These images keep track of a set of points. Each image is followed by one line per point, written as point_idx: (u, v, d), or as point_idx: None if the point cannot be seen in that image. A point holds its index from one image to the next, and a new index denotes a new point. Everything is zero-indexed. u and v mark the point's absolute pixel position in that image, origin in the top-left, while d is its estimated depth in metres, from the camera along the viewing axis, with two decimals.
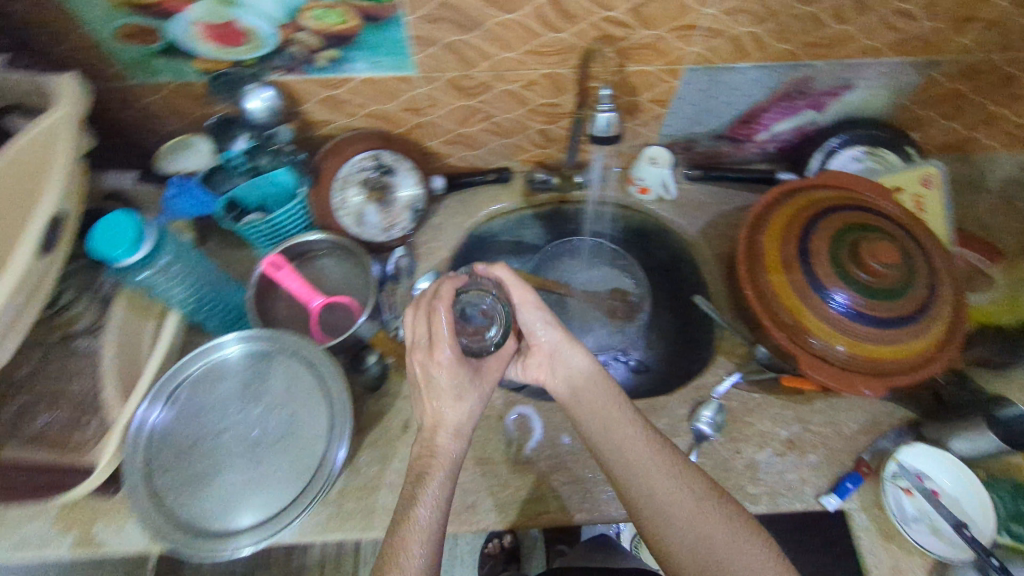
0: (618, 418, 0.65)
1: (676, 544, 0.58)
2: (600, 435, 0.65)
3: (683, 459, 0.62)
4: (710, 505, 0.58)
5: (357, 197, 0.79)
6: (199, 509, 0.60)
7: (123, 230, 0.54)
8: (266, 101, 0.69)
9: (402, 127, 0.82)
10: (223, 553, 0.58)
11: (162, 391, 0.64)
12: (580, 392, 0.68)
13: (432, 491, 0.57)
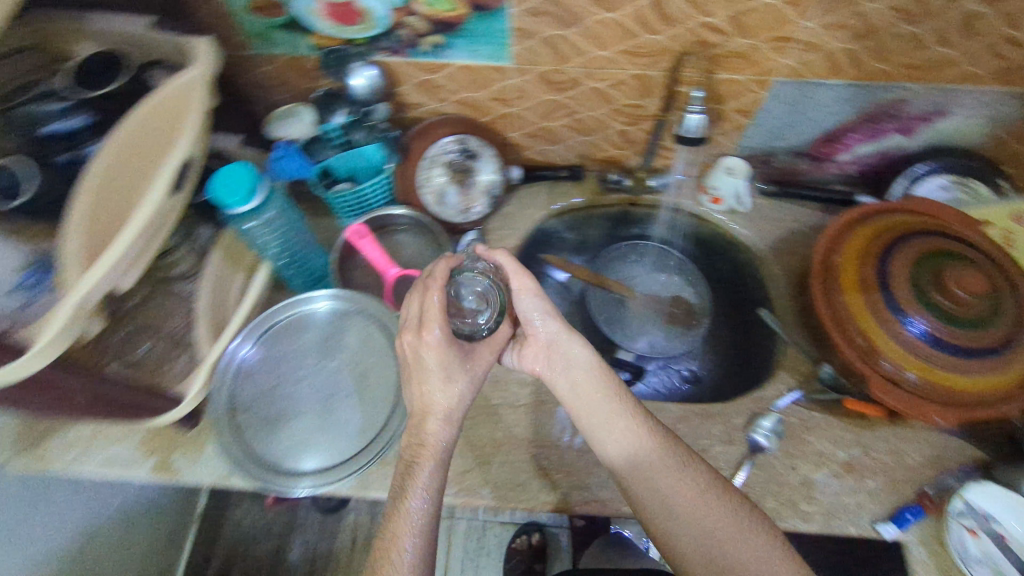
0: (618, 414, 0.65)
1: (683, 538, 0.61)
2: (598, 429, 0.65)
3: (687, 457, 0.63)
4: (715, 504, 0.60)
5: (440, 178, 0.83)
6: (270, 443, 0.66)
7: (241, 182, 0.58)
8: (368, 79, 0.74)
9: (487, 116, 0.86)
10: (284, 489, 0.63)
11: (254, 331, 0.71)
12: (577, 386, 0.67)
13: (422, 480, 0.59)
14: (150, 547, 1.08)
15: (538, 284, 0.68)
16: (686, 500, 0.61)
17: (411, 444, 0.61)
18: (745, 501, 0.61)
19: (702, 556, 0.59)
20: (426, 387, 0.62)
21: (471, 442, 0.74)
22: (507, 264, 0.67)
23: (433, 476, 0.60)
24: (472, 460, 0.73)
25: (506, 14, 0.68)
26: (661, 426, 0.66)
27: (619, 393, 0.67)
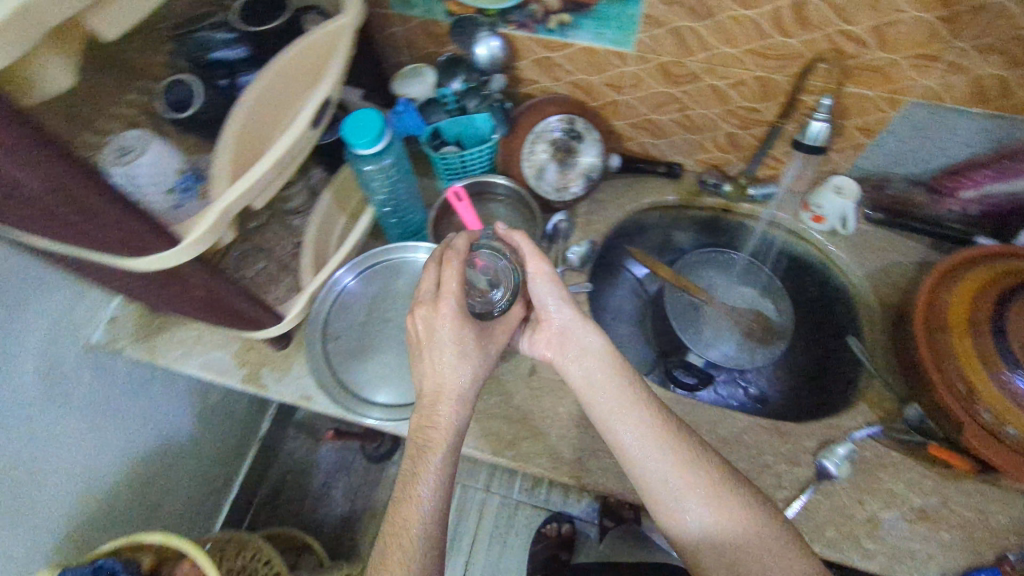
0: (630, 405, 0.62)
1: (694, 534, 0.59)
2: (613, 421, 0.62)
3: (700, 454, 0.60)
4: (732, 503, 0.58)
5: (543, 154, 0.81)
6: (353, 368, 0.74)
7: (371, 124, 0.63)
8: (491, 50, 0.74)
9: (597, 101, 0.82)
10: (356, 412, 0.71)
11: (357, 265, 0.79)
12: (591, 373, 0.64)
13: (434, 467, 0.58)
14: (215, 454, 1.22)
15: (553, 268, 0.66)
16: (699, 499, 0.58)
17: (420, 436, 0.60)
18: (763, 500, 0.59)
19: (718, 551, 0.58)
20: (439, 372, 0.61)
21: (533, 412, 0.76)
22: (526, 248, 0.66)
23: (449, 462, 0.59)
24: (531, 430, 0.75)
25: None
26: (673, 420, 0.62)
27: (631, 383, 0.64)
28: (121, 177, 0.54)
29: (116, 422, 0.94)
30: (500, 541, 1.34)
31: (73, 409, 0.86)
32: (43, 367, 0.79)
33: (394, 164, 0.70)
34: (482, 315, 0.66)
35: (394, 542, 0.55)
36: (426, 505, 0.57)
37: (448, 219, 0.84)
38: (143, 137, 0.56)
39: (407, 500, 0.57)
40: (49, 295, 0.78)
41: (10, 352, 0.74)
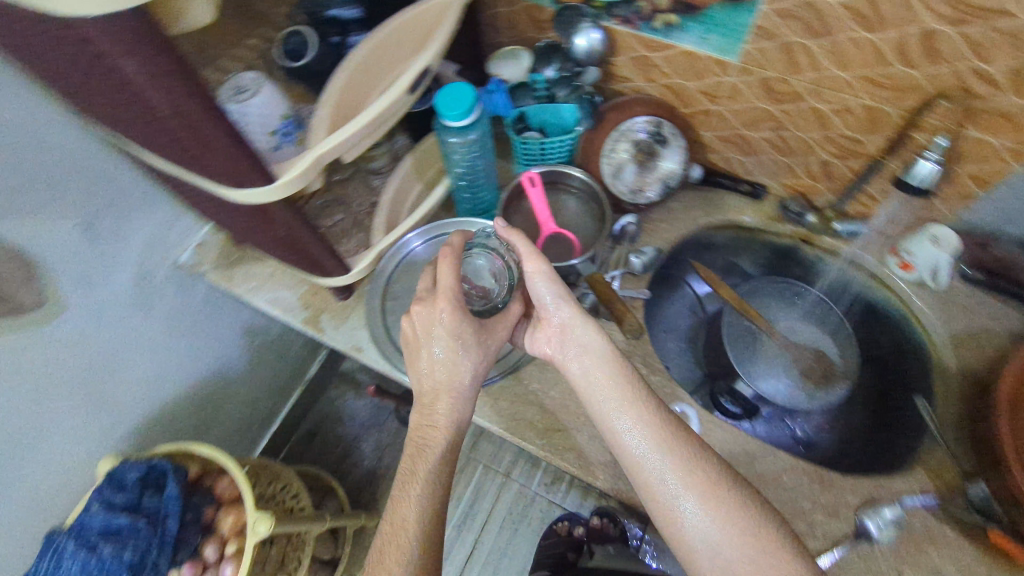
0: (628, 404, 0.61)
1: (693, 534, 0.56)
2: (609, 417, 0.61)
3: (698, 453, 0.59)
4: (731, 506, 0.56)
5: (625, 153, 0.80)
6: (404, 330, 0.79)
7: (463, 99, 0.64)
8: (591, 42, 0.75)
9: (688, 107, 0.80)
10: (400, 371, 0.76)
11: (428, 231, 0.82)
12: (589, 372, 0.63)
13: (429, 467, 0.60)
14: (265, 384, 1.31)
15: (551, 266, 0.65)
16: (695, 498, 0.57)
17: (422, 432, 0.62)
18: (764, 507, 0.57)
19: (720, 562, 0.55)
20: (436, 373, 0.63)
21: (568, 407, 0.76)
22: (525, 248, 0.65)
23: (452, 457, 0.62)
24: (563, 424, 0.75)
25: (754, 9, 0.62)
26: (671, 420, 0.61)
27: (629, 385, 0.63)
28: (233, 112, 0.58)
29: (187, 336, 1.04)
30: (510, 531, 1.38)
31: (155, 317, 0.96)
32: (136, 275, 0.88)
33: (478, 142, 0.72)
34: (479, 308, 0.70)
35: (407, 502, 0.59)
36: (430, 491, 0.59)
37: (517, 203, 0.85)
38: (256, 79, 0.60)
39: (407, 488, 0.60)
40: (154, 211, 0.87)
41: (113, 256, 0.83)
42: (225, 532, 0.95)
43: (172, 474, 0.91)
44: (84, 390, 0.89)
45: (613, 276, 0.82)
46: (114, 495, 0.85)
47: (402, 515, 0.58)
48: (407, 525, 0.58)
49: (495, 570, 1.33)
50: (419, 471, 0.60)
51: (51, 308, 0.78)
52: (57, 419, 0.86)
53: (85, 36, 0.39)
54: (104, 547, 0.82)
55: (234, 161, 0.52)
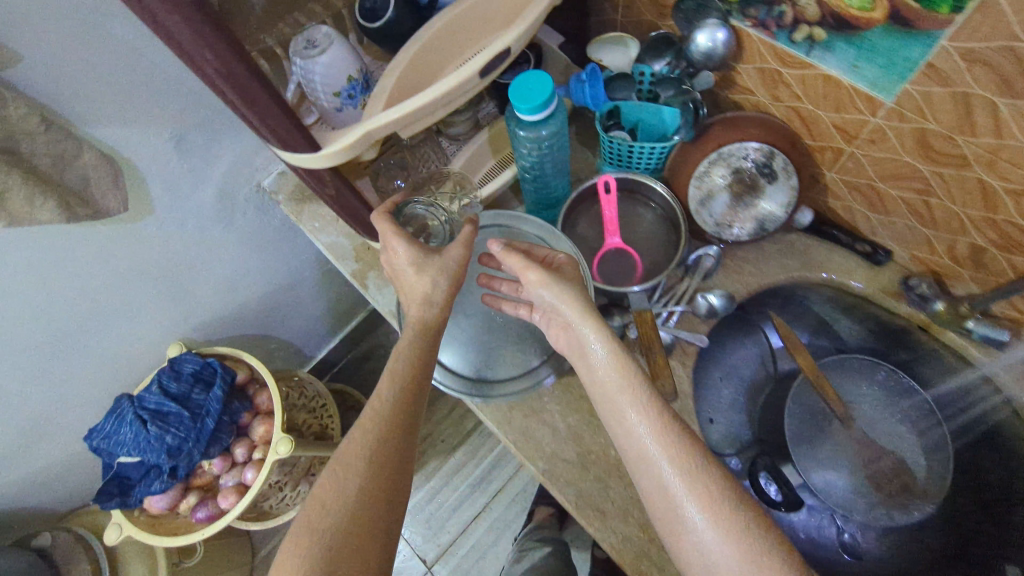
0: (632, 404, 0.53)
1: (702, 558, 0.48)
2: (610, 416, 0.55)
3: (714, 479, 0.49)
4: (760, 558, 0.46)
5: (720, 179, 0.69)
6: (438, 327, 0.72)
7: (541, 90, 0.57)
8: (713, 42, 0.63)
9: (815, 140, 0.66)
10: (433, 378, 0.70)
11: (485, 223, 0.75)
12: (594, 377, 0.57)
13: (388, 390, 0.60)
14: (330, 308, 1.39)
15: (538, 268, 0.61)
16: (710, 532, 0.47)
17: (387, 386, 0.60)
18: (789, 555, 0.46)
19: None
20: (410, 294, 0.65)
21: (580, 438, 0.71)
22: (520, 263, 0.62)
23: (406, 443, 0.58)
24: (573, 454, 0.70)
25: (932, 43, 0.48)
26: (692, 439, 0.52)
27: (644, 405, 0.53)
28: (299, 68, 0.57)
29: (261, 252, 1.11)
30: (521, 506, 1.39)
31: (234, 230, 1.02)
32: (219, 191, 0.94)
33: (551, 138, 0.64)
34: (441, 244, 0.72)
35: (351, 468, 0.55)
36: (391, 426, 0.58)
37: (588, 206, 0.77)
38: (330, 35, 0.57)
39: (352, 448, 0.56)
40: (245, 134, 0.90)
41: (201, 170, 0.88)
42: (256, 439, 1.05)
43: (221, 374, 1.01)
44: (165, 281, 0.98)
45: (672, 310, 0.73)
46: (170, 381, 0.96)
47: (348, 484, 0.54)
48: (344, 497, 0.53)
49: (496, 538, 1.37)
50: (401, 393, 0.60)
51: (142, 208, 0.85)
52: (140, 303, 0.97)
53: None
54: (151, 426, 0.92)
55: (275, 127, 0.50)
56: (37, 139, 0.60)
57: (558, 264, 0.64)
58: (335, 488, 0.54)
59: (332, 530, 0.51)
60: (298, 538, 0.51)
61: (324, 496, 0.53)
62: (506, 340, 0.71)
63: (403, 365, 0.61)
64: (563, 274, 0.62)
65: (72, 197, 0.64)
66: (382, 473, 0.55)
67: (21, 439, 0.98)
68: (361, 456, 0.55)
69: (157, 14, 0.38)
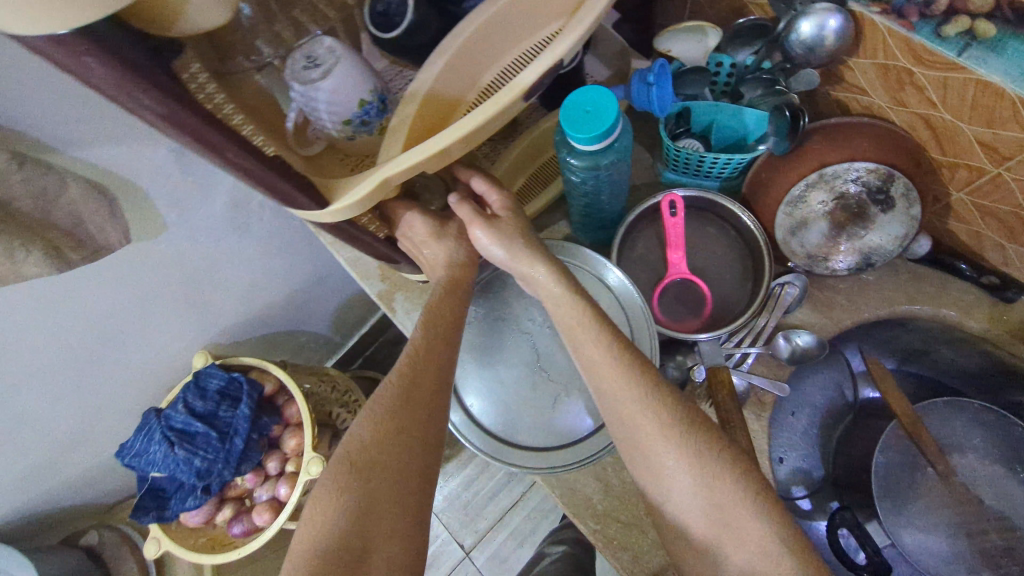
0: (699, 493, 0.43)
1: None
2: (667, 505, 0.45)
3: None
4: None
5: (818, 206, 0.57)
6: (470, 379, 0.60)
7: (603, 113, 0.45)
8: (823, 30, 0.49)
9: (947, 156, 0.52)
10: (463, 437, 0.58)
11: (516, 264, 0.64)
12: (645, 462, 0.46)
13: (417, 334, 0.55)
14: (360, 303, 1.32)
15: (469, 216, 0.55)
16: None
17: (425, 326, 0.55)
18: None
19: None
20: (433, 271, 0.60)
21: (637, 496, 0.63)
22: (467, 214, 0.56)
23: (433, 414, 0.51)
24: (628, 515, 0.63)
25: None
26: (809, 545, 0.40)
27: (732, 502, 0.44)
28: (297, 94, 0.46)
29: (283, 254, 1.03)
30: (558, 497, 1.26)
31: (250, 236, 0.94)
32: (231, 201, 0.85)
33: (611, 168, 0.52)
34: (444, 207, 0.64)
35: (371, 442, 0.48)
36: (431, 365, 0.53)
37: (647, 227, 0.65)
38: (334, 48, 0.46)
39: (372, 419, 0.49)
40: None
41: (208, 179, 0.79)
42: (287, 451, 1.01)
43: (248, 390, 0.96)
44: (181, 297, 0.91)
45: (748, 351, 0.62)
46: (196, 400, 0.92)
47: (368, 461, 0.47)
48: (369, 472, 0.47)
49: (535, 527, 1.25)
50: (437, 335, 0.55)
51: (150, 225, 0.77)
52: (160, 318, 0.91)
53: (59, 61, 0.28)
54: (179, 448, 0.89)
55: (264, 181, 0.40)
56: (12, 180, 0.52)
57: (498, 213, 0.56)
58: (356, 464, 0.47)
59: (370, 465, 0.47)
60: (319, 516, 0.46)
61: (343, 472, 0.47)
62: (542, 408, 0.58)
63: (436, 320, 0.55)
64: (504, 226, 0.55)
65: (64, 239, 0.58)
66: (421, 412, 0.51)
67: (56, 460, 0.96)
68: (397, 394, 0.51)
69: (99, 83, 0.29)
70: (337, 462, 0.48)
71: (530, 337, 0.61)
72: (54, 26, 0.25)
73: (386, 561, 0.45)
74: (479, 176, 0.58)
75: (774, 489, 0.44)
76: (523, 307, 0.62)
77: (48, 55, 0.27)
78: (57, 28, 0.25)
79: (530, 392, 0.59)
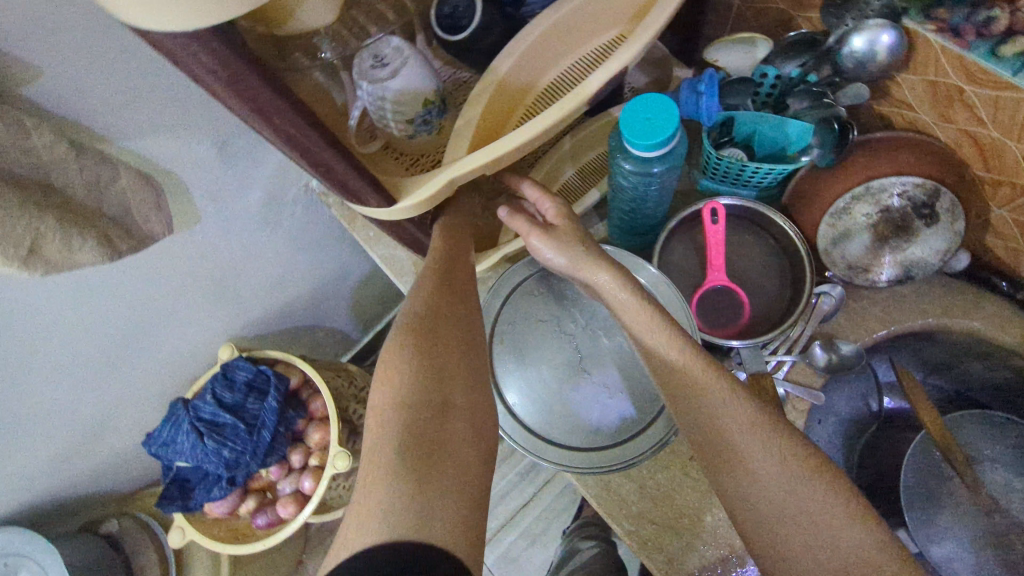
0: (782, 492, 0.43)
1: None
2: (758, 504, 0.44)
3: None
4: None
5: (863, 216, 0.58)
6: (510, 380, 0.61)
7: (662, 119, 0.45)
8: (877, 45, 0.50)
9: (992, 172, 0.54)
10: (506, 435, 0.59)
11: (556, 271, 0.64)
12: (741, 455, 0.45)
13: (437, 242, 0.56)
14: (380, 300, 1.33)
15: (528, 227, 0.56)
16: None
17: (445, 223, 0.57)
18: None
19: None
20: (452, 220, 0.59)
21: (671, 498, 0.64)
22: (522, 227, 0.57)
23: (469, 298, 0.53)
24: (662, 516, 0.64)
25: None
26: (881, 555, 0.41)
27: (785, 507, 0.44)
28: (365, 93, 0.47)
29: (313, 250, 1.01)
30: (570, 498, 1.26)
31: (281, 231, 0.91)
32: (267, 195, 0.82)
33: (663, 176, 0.52)
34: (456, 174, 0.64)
35: (423, 320, 0.49)
36: (455, 253, 0.55)
37: (685, 233, 0.66)
38: (401, 49, 0.47)
39: (415, 301, 0.50)
40: None
41: (248, 174, 0.76)
42: (312, 445, 1.02)
43: (275, 383, 0.97)
44: (215, 292, 0.89)
45: (782, 360, 0.62)
46: (224, 391, 0.93)
47: (426, 333, 0.48)
48: (429, 340, 0.47)
49: (548, 526, 1.25)
50: (457, 235, 0.57)
51: (185, 218, 0.73)
52: (190, 311, 0.88)
53: (171, 55, 0.29)
54: (208, 439, 0.91)
55: (334, 175, 0.41)
56: (69, 169, 0.50)
57: (552, 222, 0.57)
58: (408, 361, 0.46)
59: (425, 333, 0.48)
60: (387, 390, 0.45)
61: (398, 368, 0.45)
62: (588, 410, 0.59)
63: (452, 225, 0.57)
64: (561, 234, 0.56)
65: (112, 227, 0.55)
66: (452, 289, 0.52)
67: (79, 451, 0.94)
68: (429, 280, 0.52)
69: (205, 76, 0.30)
70: (385, 367, 0.46)
71: (571, 338, 0.62)
72: (179, 22, 0.26)
73: (464, 412, 0.45)
74: (529, 184, 0.58)
75: (841, 496, 0.43)
76: (564, 307, 0.63)
77: (163, 47, 0.28)
78: (185, 25, 0.26)
79: (572, 394, 0.60)
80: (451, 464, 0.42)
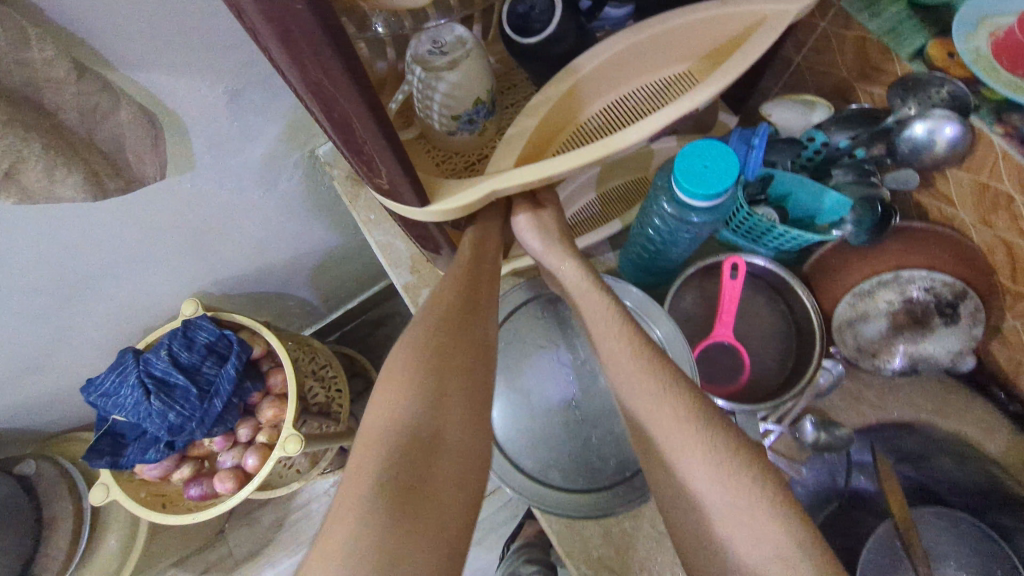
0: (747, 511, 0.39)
1: None
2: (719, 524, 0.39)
3: None
4: None
5: (885, 302, 0.59)
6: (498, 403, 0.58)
7: (720, 169, 0.43)
8: (938, 136, 0.49)
9: (1016, 284, 0.53)
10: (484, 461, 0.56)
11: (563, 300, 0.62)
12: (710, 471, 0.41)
13: (461, 262, 0.55)
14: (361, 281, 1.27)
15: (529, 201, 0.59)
16: None
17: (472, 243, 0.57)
18: None
19: None
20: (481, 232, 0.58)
21: (634, 548, 0.62)
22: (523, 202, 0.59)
23: (488, 314, 0.53)
24: (623, 566, 0.61)
25: None
26: None
27: None
28: (415, 77, 0.43)
29: (305, 217, 0.94)
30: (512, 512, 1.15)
31: (277, 195, 0.85)
32: (271, 152, 0.76)
33: (700, 227, 0.51)
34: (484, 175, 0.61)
35: (437, 333, 0.48)
36: (477, 272, 0.55)
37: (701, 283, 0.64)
38: (464, 39, 0.43)
39: (433, 312, 0.50)
40: None
41: (256, 127, 0.70)
42: (262, 421, 0.96)
43: (238, 350, 0.91)
44: (188, 245, 0.82)
45: (771, 428, 0.63)
46: (181, 350, 0.86)
47: (441, 347, 0.47)
48: (440, 355, 0.47)
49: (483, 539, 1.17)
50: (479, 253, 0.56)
51: (177, 163, 0.67)
52: (161, 261, 0.82)
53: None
54: (155, 399, 0.83)
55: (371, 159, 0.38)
56: (64, 91, 0.44)
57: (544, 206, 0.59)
58: (392, 409, 0.43)
59: (437, 346, 0.47)
60: (390, 396, 0.44)
61: (399, 382, 0.44)
62: (573, 450, 0.56)
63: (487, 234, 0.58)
64: (547, 221, 0.58)
65: (102, 164, 0.49)
66: (473, 306, 0.52)
67: (9, 384, 0.85)
68: (452, 294, 0.52)
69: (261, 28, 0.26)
70: (381, 403, 0.44)
71: (567, 370, 0.59)
72: None
73: (469, 421, 0.45)
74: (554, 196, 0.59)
75: None
76: (565, 337, 0.60)
77: None
78: None
79: (560, 431, 0.57)
80: (430, 515, 0.38)
